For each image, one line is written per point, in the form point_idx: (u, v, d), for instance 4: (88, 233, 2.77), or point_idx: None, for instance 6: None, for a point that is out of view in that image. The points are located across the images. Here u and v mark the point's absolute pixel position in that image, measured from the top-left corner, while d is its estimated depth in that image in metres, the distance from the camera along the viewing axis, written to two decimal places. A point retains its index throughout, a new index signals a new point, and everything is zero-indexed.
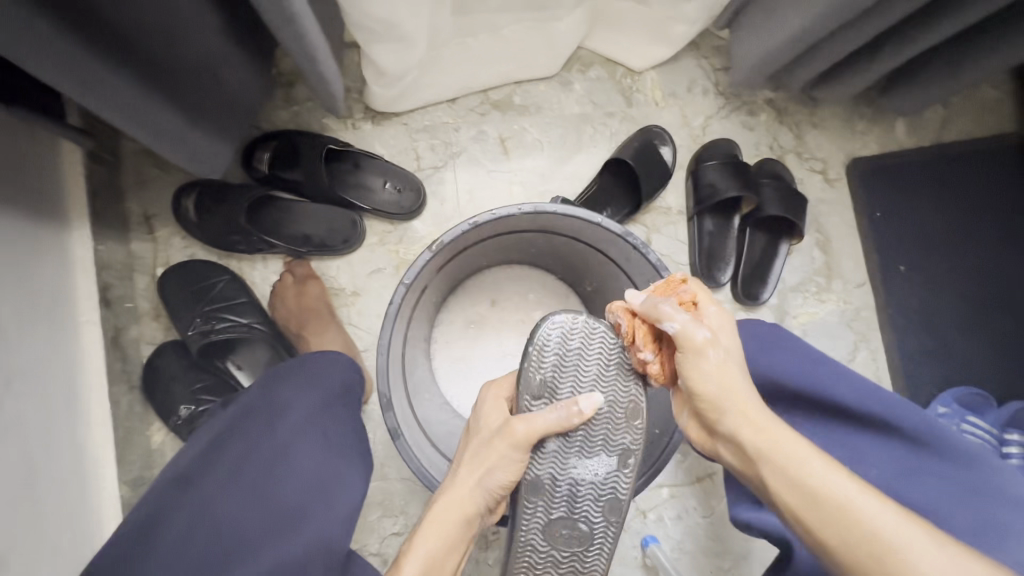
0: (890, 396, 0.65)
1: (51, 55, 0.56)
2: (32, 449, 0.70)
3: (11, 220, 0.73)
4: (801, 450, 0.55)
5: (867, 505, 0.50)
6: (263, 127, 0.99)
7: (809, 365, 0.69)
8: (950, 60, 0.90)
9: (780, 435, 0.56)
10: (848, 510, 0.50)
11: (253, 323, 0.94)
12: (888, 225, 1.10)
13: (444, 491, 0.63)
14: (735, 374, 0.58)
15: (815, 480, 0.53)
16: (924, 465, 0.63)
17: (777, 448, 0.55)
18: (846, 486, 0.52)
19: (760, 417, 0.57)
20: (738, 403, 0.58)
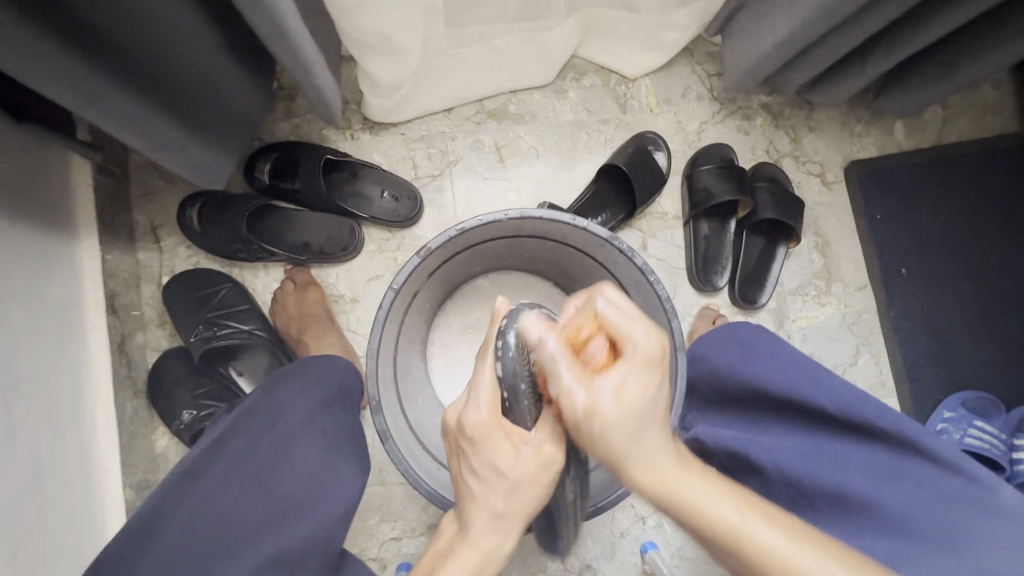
0: (875, 402, 0.62)
1: (55, 73, 0.59)
2: (39, 451, 0.72)
3: (21, 231, 0.76)
4: (714, 498, 0.47)
5: (768, 546, 0.44)
6: (265, 139, 1.02)
7: (800, 373, 0.66)
8: (944, 60, 0.90)
9: (674, 480, 0.49)
10: (750, 560, 0.45)
11: (254, 330, 0.96)
12: (888, 228, 1.09)
13: (476, 536, 0.56)
14: (621, 432, 0.50)
15: (713, 527, 0.46)
16: (900, 470, 0.60)
17: (675, 501, 0.48)
18: (775, 543, 0.44)
19: (655, 471, 0.50)
20: (636, 459, 0.50)
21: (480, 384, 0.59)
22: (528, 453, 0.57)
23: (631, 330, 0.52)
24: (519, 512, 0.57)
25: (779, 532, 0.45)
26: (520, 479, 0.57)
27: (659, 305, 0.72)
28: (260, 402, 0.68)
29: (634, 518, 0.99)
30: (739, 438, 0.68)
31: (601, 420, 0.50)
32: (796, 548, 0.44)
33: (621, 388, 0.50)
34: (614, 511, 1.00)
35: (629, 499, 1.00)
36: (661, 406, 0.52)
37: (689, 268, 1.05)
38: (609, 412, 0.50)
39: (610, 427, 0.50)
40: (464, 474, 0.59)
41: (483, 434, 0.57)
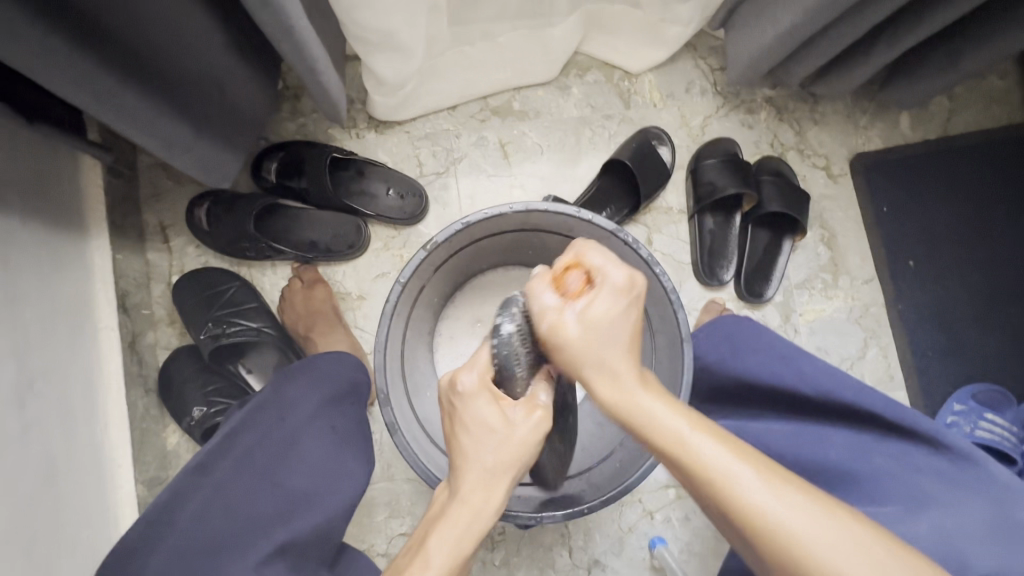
0: (857, 384, 0.63)
1: (68, 72, 0.60)
2: (53, 446, 0.73)
3: (34, 231, 0.77)
4: (661, 414, 0.48)
5: (705, 460, 0.45)
6: (271, 139, 1.03)
7: (781, 361, 0.67)
8: (950, 50, 0.90)
9: (629, 392, 0.49)
10: (692, 469, 0.46)
11: (262, 327, 0.97)
12: (894, 220, 1.09)
13: (466, 493, 0.56)
14: (575, 342, 0.50)
15: (658, 441, 0.47)
16: (877, 446, 0.60)
17: (632, 418, 0.49)
18: (721, 456, 0.45)
19: (617, 385, 0.49)
20: (595, 371, 0.50)
21: (476, 352, 0.62)
22: (519, 419, 0.58)
23: (609, 267, 0.51)
24: (512, 462, 0.57)
25: (720, 448, 0.46)
26: (513, 438, 0.57)
27: (666, 298, 0.72)
28: (270, 398, 0.69)
29: (641, 512, 0.99)
30: (734, 425, 0.68)
31: (563, 329, 0.50)
32: (735, 460, 0.45)
33: (587, 313, 0.50)
34: (621, 505, 1.00)
35: (636, 494, 1.00)
36: (630, 333, 0.50)
37: (694, 263, 1.05)
38: (569, 334, 0.50)
39: (569, 342, 0.50)
40: (456, 432, 0.59)
41: (471, 396, 0.58)
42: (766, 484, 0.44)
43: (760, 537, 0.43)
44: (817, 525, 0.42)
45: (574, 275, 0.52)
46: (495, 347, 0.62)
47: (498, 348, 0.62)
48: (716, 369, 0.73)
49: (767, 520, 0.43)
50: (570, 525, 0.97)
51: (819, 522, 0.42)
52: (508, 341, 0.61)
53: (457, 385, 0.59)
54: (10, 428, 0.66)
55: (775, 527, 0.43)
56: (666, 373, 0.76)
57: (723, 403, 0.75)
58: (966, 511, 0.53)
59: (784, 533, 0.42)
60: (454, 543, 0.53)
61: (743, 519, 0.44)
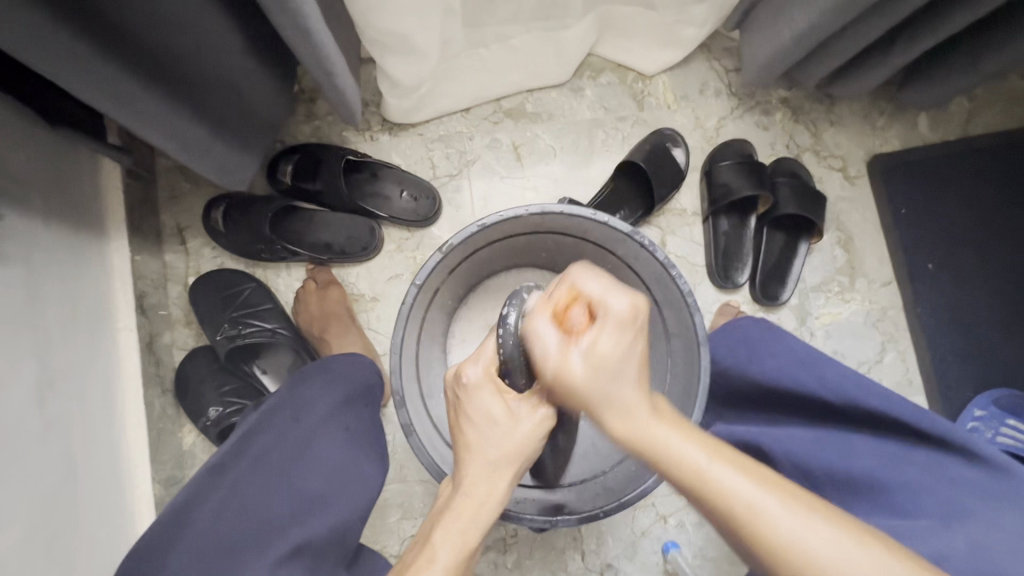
0: (884, 392, 0.62)
1: (92, 77, 0.61)
2: (73, 445, 0.74)
3: (56, 233, 0.78)
4: (679, 441, 0.46)
5: (728, 491, 0.43)
6: (287, 141, 1.04)
7: (804, 367, 0.66)
8: (970, 50, 0.88)
9: (644, 424, 0.47)
10: (712, 502, 0.43)
11: (277, 328, 0.98)
12: (913, 223, 1.07)
13: (470, 485, 0.55)
14: (580, 382, 0.49)
15: (678, 475, 0.45)
16: (907, 456, 0.59)
17: (649, 452, 0.46)
18: (746, 487, 0.43)
19: (630, 419, 0.47)
20: (605, 409, 0.48)
21: (482, 345, 0.61)
22: (524, 412, 0.58)
23: (608, 295, 0.49)
24: (515, 455, 0.56)
25: (743, 477, 0.43)
26: (517, 431, 0.57)
27: (682, 301, 0.72)
28: (285, 400, 0.70)
29: (655, 517, 0.98)
30: (753, 430, 0.67)
31: (568, 372, 0.49)
32: (759, 489, 0.43)
33: (593, 348, 0.49)
34: (635, 509, 0.99)
35: (650, 498, 0.99)
36: (639, 364, 0.49)
37: (708, 265, 1.04)
38: (573, 379, 0.49)
39: (576, 383, 0.49)
40: (460, 424, 0.59)
41: (475, 387, 0.58)
42: (795, 514, 0.41)
43: (798, 575, 0.41)
44: (848, 555, 0.40)
45: (575, 309, 0.51)
46: (500, 338, 0.59)
47: (503, 340, 0.58)
48: (736, 375, 0.73)
49: (795, 552, 0.40)
50: (583, 529, 0.97)
51: (852, 555, 0.40)
52: (514, 332, 0.59)
53: (462, 376, 0.58)
54: (32, 427, 0.67)
55: (809, 562, 0.40)
56: (682, 378, 0.75)
57: (740, 408, 0.74)
58: (1004, 523, 0.51)
59: (817, 565, 0.40)
60: (462, 535, 0.52)
61: (769, 552, 0.41)
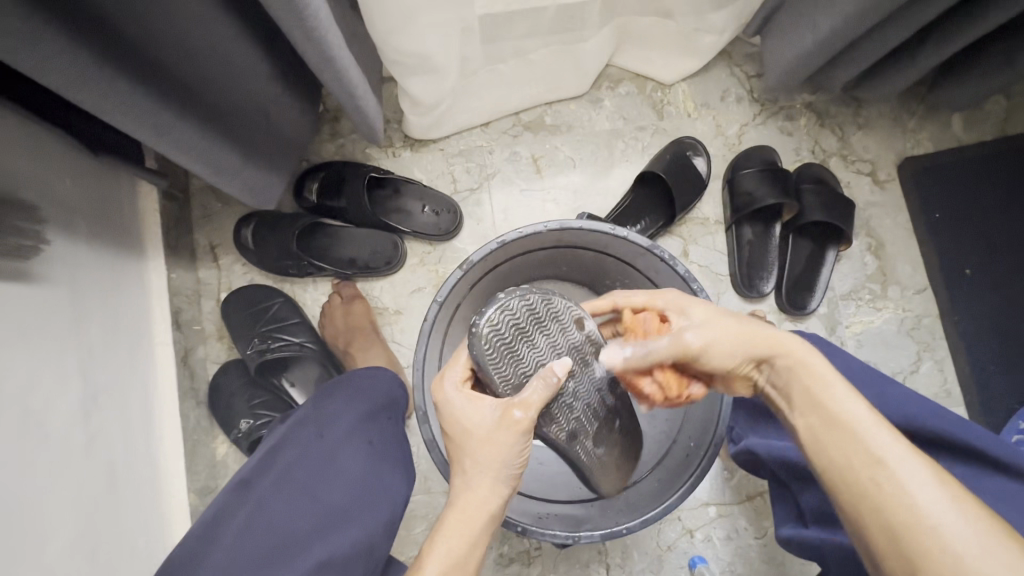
0: (945, 414, 0.61)
1: (133, 112, 0.64)
2: (115, 458, 0.78)
3: (99, 255, 0.83)
4: (841, 396, 0.52)
5: (876, 442, 0.49)
6: (313, 160, 1.07)
7: (860, 385, 0.65)
8: (1005, 48, 0.84)
9: (813, 366, 0.55)
10: (856, 448, 0.49)
11: (305, 342, 1.01)
12: (949, 226, 1.04)
13: (453, 496, 0.57)
14: (733, 325, 0.59)
15: (836, 417, 0.51)
16: (974, 482, 0.58)
17: (813, 389, 0.54)
18: (889, 444, 0.48)
19: (802, 363, 0.55)
20: (782, 356, 0.57)
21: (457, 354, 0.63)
22: (490, 412, 0.58)
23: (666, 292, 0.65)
24: (493, 464, 0.57)
25: (897, 441, 0.49)
26: (490, 440, 0.57)
27: None
28: (310, 414, 0.72)
29: (681, 530, 0.97)
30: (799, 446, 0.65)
31: (716, 324, 0.60)
32: (905, 454, 0.48)
33: (713, 316, 0.60)
34: (660, 523, 0.98)
35: (675, 511, 0.98)
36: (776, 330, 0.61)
37: (732, 274, 1.02)
38: (716, 337, 0.59)
39: (722, 346, 0.59)
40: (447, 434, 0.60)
41: (450, 394, 0.59)
42: (935, 483, 0.46)
43: (906, 525, 0.45)
44: (975, 541, 0.43)
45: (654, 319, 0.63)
46: (471, 346, 0.59)
47: (475, 342, 0.59)
48: None
49: (916, 510, 0.45)
50: (608, 543, 0.96)
51: (978, 535, 0.43)
52: (484, 343, 0.59)
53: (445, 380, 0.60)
54: (77, 441, 0.70)
55: (930, 524, 0.44)
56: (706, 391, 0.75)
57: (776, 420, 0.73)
58: None
59: (937, 534, 0.44)
60: (448, 547, 0.53)
61: (894, 502, 0.46)
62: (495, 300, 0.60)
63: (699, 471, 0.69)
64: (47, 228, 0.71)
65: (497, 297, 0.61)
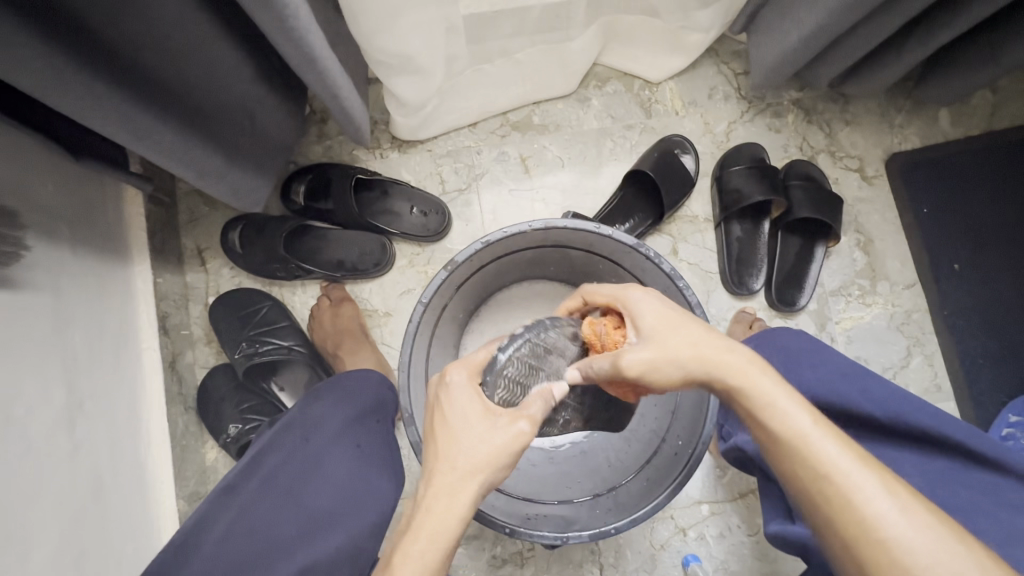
0: (929, 408, 0.61)
1: (112, 115, 0.64)
2: (101, 465, 0.77)
3: (83, 260, 0.82)
4: (788, 406, 0.50)
5: (827, 456, 0.47)
6: (300, 162, 1.06)
7: (847, 380, 0.63)
8: (990, 43, 0.85)
9: (755, 377, 0.52)
10: (806, 462, 0.48)
11: (293, 346, 1.01)
12: (937, 221, 1.04)
13: (429, 501, 0.52)
14: (677, 334, 0.55)
15: (780, 432, 0.50)
16: (957, 476, 0.58)
17: (754, 403, 0.51)
18: (840, 458, 0.47)
19: (746, 372, 0.52)
20: (718, 365, 0.53)
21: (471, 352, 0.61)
22: (499, 424, 0.55)
23: (624, 292, 0.61)
24: (479, 466, 0.53)
25: (845, 451, 0.48)
26: (488, 440, 0.54)
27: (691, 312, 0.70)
28: (297, 418, 0.71)
29: (674, 529, 0.97)
30: None
31: (666, 337, 0.55)
32: (856, 464, 0.47)
33: (653, 325, 0.57)
34: (653, 522, 0.98)
35: (668, 510, 0.98)
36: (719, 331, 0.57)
37: (722, 272, 1.02)
38: (658, 355, 0.55)
39: (660, 369, 0.54)
40: (435, 430, 0.57)
41: (449, 392, 0.57)
42: (886, 492, 0.46)
43: (860, 536, 0.45)
44: (927, 549, 0.43)
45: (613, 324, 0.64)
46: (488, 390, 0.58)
47: (492, 388, 0.59)
48: None
49: (871, 522, 0.45)
50: (601, 543, 0.96)
51: (936, 543, 0.43)
52: (498, 386, 0.59)
53: (447, 378, 0.58)
54: (61, 449, 0.70)
55: (886, 536, 0.44)
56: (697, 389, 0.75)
57: None
58: None
59: (893, 546, 0.44)
60: (423, 555, 0.49)
61: (846, 513, 0.46)
62: (492, 363, 0.59)
63: (687, 471, 0.69)
64: (29, 234, 0.70)
65: (496, 359, 0.59)
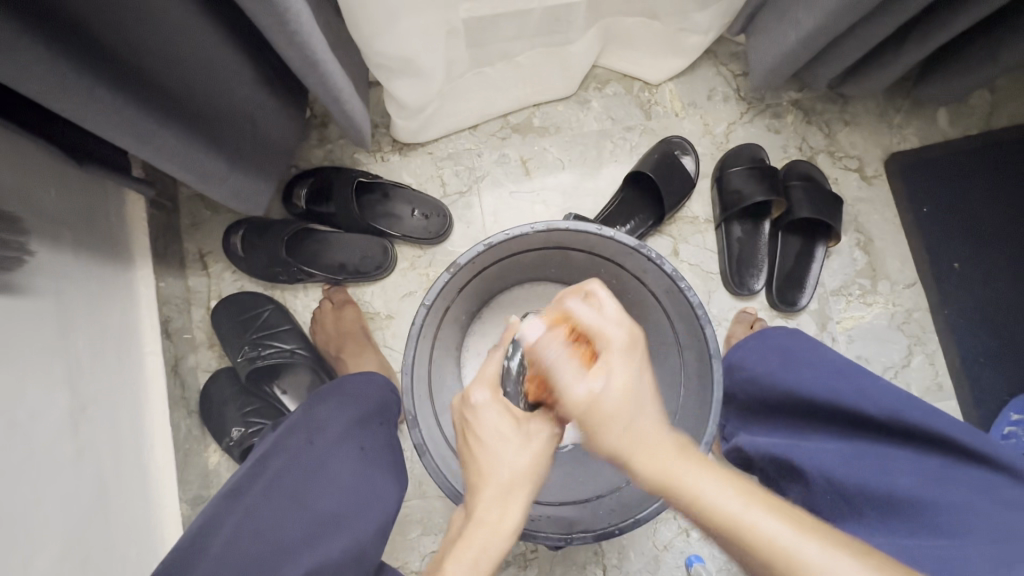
0: (923, 405, 0.61)
1: (114, 120, 0.64)
2: (103, 469, 0.77)
3: (85, 264, 0.82)
4: (699, 478, 0.45)
5: (759, 531, 0.41)
6: (301, 166, 1.07)
7: (842, 378, 0.65)
8: (988, 42, 0.85)
9: (668, 458, 0.48)
10: (742, 546, 0.42)
11: (296, 349, 1.01)
12: (937, 220, 1.04)
13: (481, 512, 0.54)
14: (619, 411, 0.51)
15: (706, 514, 0.44)
16: (952, 475, 0.56)
17: (673, 490, 0.46)
18: (779, 528, 0.41)
19: (653, 454, 0.48)
20: (635, 449, 0.49)
21: (483, 367, 0.65)
22: (534, 429, 0.60)
23: (603, 326, 0.55)
24: (526, 475, 0.57)
25: (786, 522, 0.41)
26: (528, 449, 0.58)
27: (693, 312, 0.71)
28: (301, 421, 0.71)
29: (677, 529, 0.97)
30: (782, 444, 0.67)
31: (606, 404, 0.51)
32: (798, 535, 0.40)
33: (606, 387, 0.52)
34: (655, 522, 0.98)
35: (671, 510, 0.98)
36: (652, 401, 0.52)
37: (723, 273, 1.02)
38: (602, 412, 0.51)
39: (599, 421, 0.51)
40: (472, 448, 0.60)
41: (482, 409, 0.60)
42: (843, 558, 0.39)
43: None
44: None
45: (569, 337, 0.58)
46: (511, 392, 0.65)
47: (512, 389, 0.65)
48: (766, 384, 0.71)
49: None
50: (604, 543, 0.96)
51: None
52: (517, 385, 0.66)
53: (469, 399, 0.61)
54: (65, 453, 0.70)
55: None
56: (698, 389, 0.75)
57: (766, 416, 0.73)
58: None
59: None
60: (471, 561, 0.51)
61: None
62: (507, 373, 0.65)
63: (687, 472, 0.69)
64: (32, 239, 0.70)
65: (508, 368, 0.66)
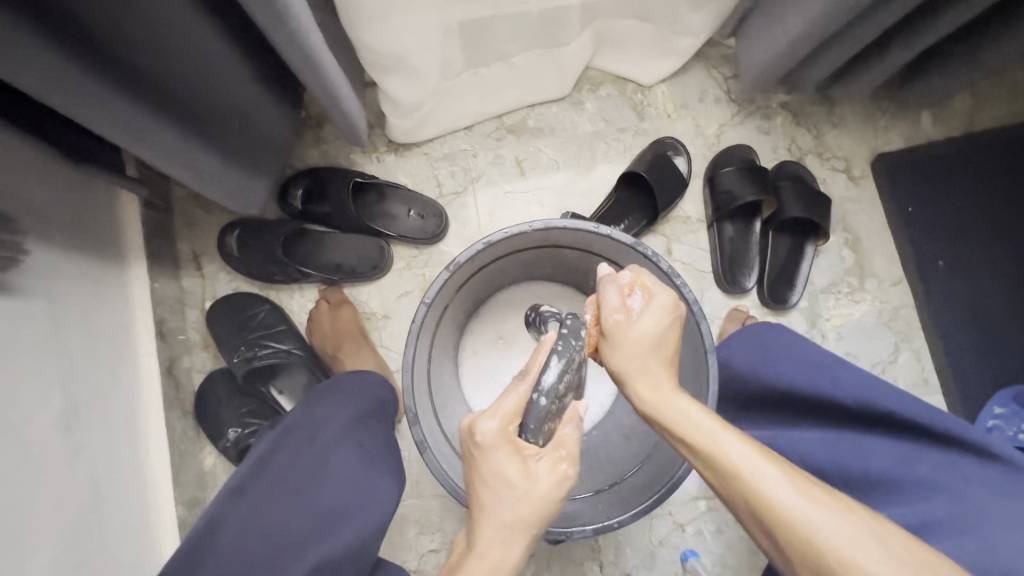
0: (899, 392, 0.62)
1: (106, 114, 0.64)
2: (98, 469, 0.77)
3: (78, 264, 0.82)
4: (716, 438, 0.51)
5: (781, 497, 0.46)
6: (296, 166, 1.07)
7: (819, 370, 0.66)
8: (968, 45, 0.88)
9: (687, 415, 0.53)
10: (760, 505, 0.47)
11: (292, 349, 1.01)
12: (921, 219, 1.07)
13: (482, 549, 0.54)
14: (641, 353, 0.58)
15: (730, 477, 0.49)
16: (927, 458, 0.59)
17: (686, 442, 0.52)
18: (801, 502, 0.45)
19: (660, 392, 0.56)
20: (647, 391, 0.57)
21: (502, 399, 0.57)
22: (542, 471, 0.55)
23: (652, 289, 0.60)
24: (530, 518, 0.54)
25: (809, 501, 0.45)
26: (534, 493, 0.55)
27: (688, 309, 0.72)
28: (300, 419, 0.71)
29: (672, 525, 0.98)
30: (768, 436, 0.68)
31: (633, 342, 0.58)
32: (809, 501, 0.45)
33: (639, 323, 0.59)
34: (651, 518, 0.99)
35: (667, 506, 0.99)
36: (670, 347, 0.59)
37: (715, 271, 1.04)
38: (625, 348, 0.59)
39: (623, 348, 0.59)
40: (476, 481, 0.57)
41: (489, 449, 0.56)
42: (853, 530, 0.44)
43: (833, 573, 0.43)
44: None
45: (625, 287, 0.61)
46: None
47: None
48: (751, 380, 0.73)
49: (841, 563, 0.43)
50: (601, 540, 0.96)
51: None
52: None
53: (477, 433, 0.56)
54: (60, 454, 0.69)
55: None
56: (693, 385, 0.77)
57: (757, 411, 0.75)
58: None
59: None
60: None
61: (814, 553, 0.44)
62: None
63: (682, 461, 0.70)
64: (26, 238, 0.70)
65: None
